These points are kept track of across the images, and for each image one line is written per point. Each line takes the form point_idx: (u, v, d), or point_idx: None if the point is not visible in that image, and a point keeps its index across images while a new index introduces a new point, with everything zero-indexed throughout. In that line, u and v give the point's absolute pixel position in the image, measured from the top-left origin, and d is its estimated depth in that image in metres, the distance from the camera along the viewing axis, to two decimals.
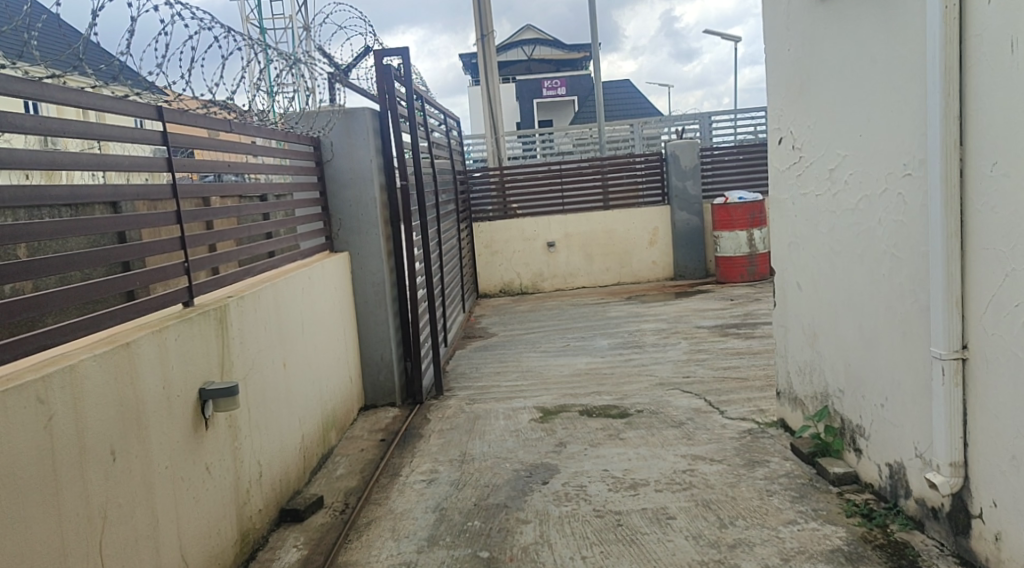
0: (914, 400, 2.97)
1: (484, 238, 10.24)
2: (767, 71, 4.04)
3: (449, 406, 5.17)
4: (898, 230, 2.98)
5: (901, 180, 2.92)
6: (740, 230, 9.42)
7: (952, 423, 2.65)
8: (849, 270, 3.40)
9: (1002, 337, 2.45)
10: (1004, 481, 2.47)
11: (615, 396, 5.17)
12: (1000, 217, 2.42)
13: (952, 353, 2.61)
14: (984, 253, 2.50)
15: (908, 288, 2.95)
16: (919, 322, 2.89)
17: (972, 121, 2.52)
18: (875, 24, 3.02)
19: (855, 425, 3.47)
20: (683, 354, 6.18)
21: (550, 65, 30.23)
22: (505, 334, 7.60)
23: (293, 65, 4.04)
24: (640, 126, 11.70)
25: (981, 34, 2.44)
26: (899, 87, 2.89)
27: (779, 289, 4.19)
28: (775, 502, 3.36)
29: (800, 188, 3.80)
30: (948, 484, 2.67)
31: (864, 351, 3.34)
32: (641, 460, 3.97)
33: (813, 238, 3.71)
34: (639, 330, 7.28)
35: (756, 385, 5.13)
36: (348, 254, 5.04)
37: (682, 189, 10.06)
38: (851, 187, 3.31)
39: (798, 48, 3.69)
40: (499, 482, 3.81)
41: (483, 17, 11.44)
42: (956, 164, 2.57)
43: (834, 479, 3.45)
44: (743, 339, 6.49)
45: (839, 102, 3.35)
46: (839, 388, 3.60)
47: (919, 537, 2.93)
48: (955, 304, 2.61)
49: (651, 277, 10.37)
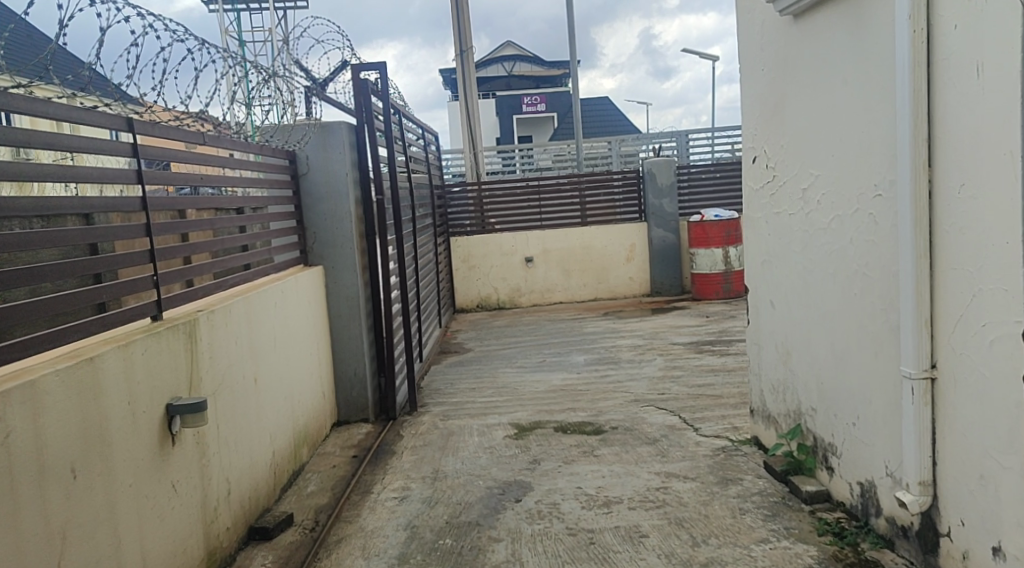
0: (885, 419, 2.99)
1: (461, 252, 10.22)
2: (742, 91, 4.07)
3: (423, 422, 5.14)
4: (870, 250, 3.00)
5: (872, 201, 2.95)
6: (715, 247, 9.50)
7: (922, 442, 2.67)
8: (821, 288, 3.42)
9: (969, 357, 2.47)
10: (971, 499, 2.50)
11: (591, 412, 5.17)
12: (968, 238, 2.45)
13: (922, 372, 2.63)
14: (952, 274, 2.52)
15: (879, 306, 2.97)
16: (890, 342, 2.91)
17: (940, 144, 2.54)
18: (847, 46, 3.06)
19: (827, 443, 3.48)
20: (658, 370, 6.19)
21: (531, 82, 30.48)
22: (481, 350, 7.57)
23: (270, 78, 4.05)
24: (618, 143, 11.85)
25: (948, 58, 2.48)
26: (870, 108, 2.92)
27: (752, 307, 4.22)
28: (747, 520, 3.37)
29: (773, 208, 3.84)
30: (918, 502, 2.69)
31: (836, 369, 3.35)
32: (615, 478, 3.96)
33: (787, 257, 3.73)
34: (616, 346, 7.30)
35: (730, 403, 5.14)
36: (323, 268, 5.00)
37: (658, 207, 10.14)
38: (823, 207, 3.34)
39: (771, 68, 3.74)
40: (471, 500, 3.78)
41: (462, 33, 11.46)
42: (925, 186, 2.59)
43: (806, 497, 3.47)
44: (718, 356, 6.53)
45: (811, 122, 3.39)
46: (811, 406, 3.61)
47: (889, 555, 2.94)
48: (925, 324, 2.63)
49: (628, 293, 10.41)
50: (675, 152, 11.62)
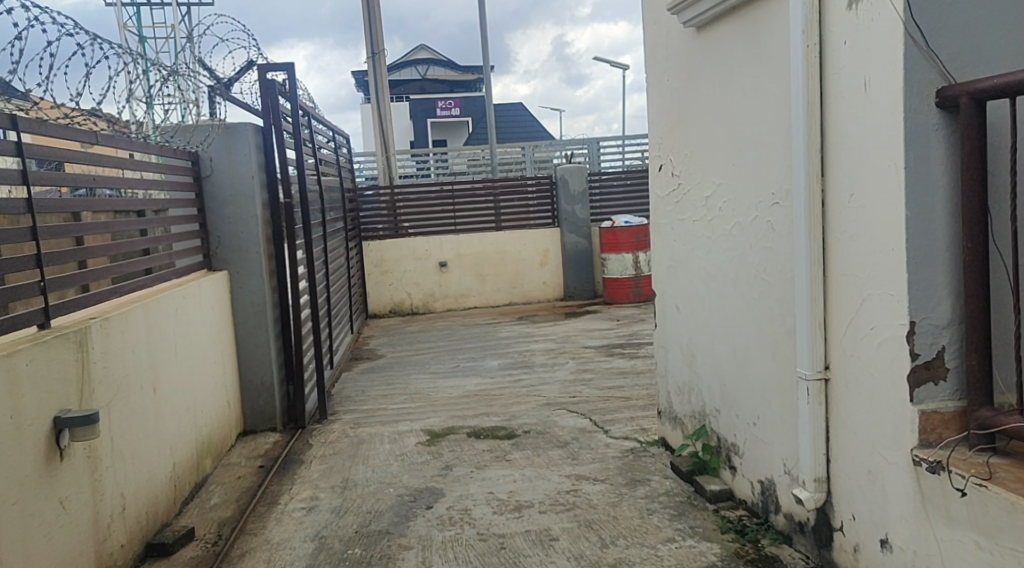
0: (783, 419, 3.10)
1: (373, 257, 10.09)
2: (648, 100, 4.17)
3: (333, 430, 5.05)
4: (768, 256, 3.11)
5: (770, 209, 3.06)
6: (626, 252, 9.69)
7: (816, 440, 2.78)
8: (724, 293, 3.52)
9: (859, 358, 2.58)
10: (861, 494, 2.62)
11: (503, 417, 5.18)
12: (857, 245, 2.57)
13: (816, 373, 2.74)
14: (843, 279, 2.64)
15: (777, 311, 3.08)
16: (787, 345, 3.02)
17: (832, 155, 2.66)
18: (746, 59, 3.17)
19: (730, 443, 3.59)
20: (570, 374, 6.26)
21: (445, 87, 30.44)
22: (393, 356, 7.50)
23: (172, 76, 3.91)
24: (532, 149, 11.94)
25: (839, 72, 2.59)
26: (768, 120, 3.03)
27: (659, 311, 4.31)
28: (654, 521, 3.44)
29: (678, 215, 3.93)
30: (813, 499, 2.80)
31: (737, 372, 3.46)
32: (526, 482, 3.98)
33: (691, 262, 3.83)
34: (529, 350, 7.34)
35: (639, 405, 5.25)
36: (227, 274, 4.86)
37: (570, 212, 10.29)
38: (725, 214, 3.44)
39: (675, 79, 3.84)
40: (382, 508, 3.73)
41: (373, 35, 11.35)
42: (818, 195, 2.70)
43: (711, 496, 3.57)
44: (628, 359, 6.65)
45: (713, 132, 3.49)
46: (715, 407, 3.72)
47: (787, 550, 3.05)
48: (819, 327, 2.74)
49: (541, 298, 10.49)
50: (586, 158, 11.80)
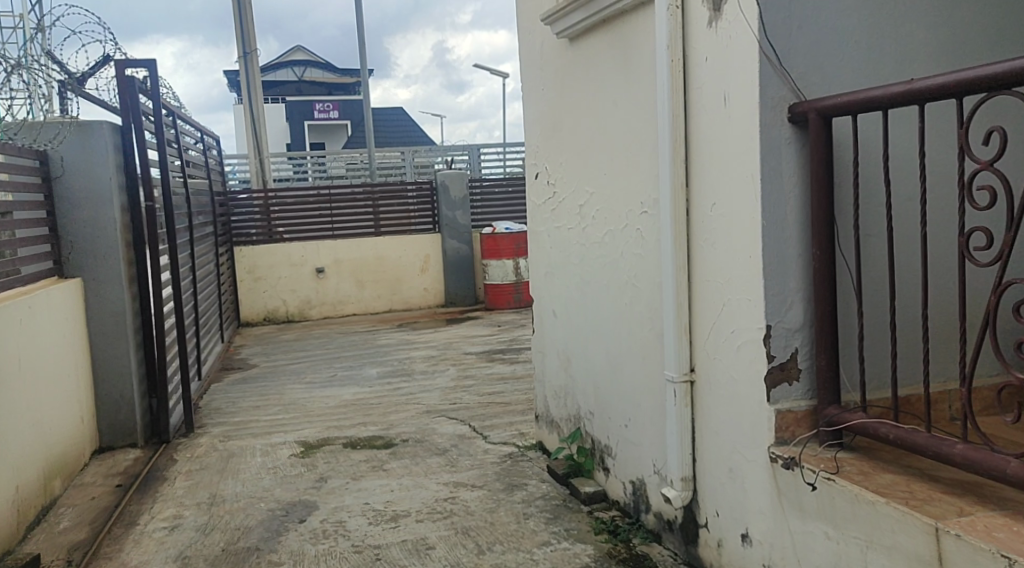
0: (652, 421, 3.19)
1: (246, 263, 9.75)
2: (524, 109, 4.22)
3: (200, 445, 4.83)
4: (638, 263, 3.20)
5: (640, 217, 3.15)
6: (507, 259, 9.78)
7: (683, 441, 2.88)
8: (598, 298, 3.60)
9: (721, 361, 2.69)
10: (723, 491, 2.73)
11: (381, 426, 5.10)
12: (718, 252, 2.67)
13: (682, 376, 2.84)
14: (706, 285, 2.74)
15: (647, 316, 3.17)
16: (656, 349, 3.12)
17: (696, 166, 2.76)
18: (615, 71, 3.26)
19: (603, 445, 3.66)
20: (450, 381, 6.24)
21: (324, 90, 29.83)
22: (267, 366, 7.26)
23: (17, 69, 3.64)
24: (412, 154, 11.89)
25: (701, 86, 2.70)
26: (637, 131, 3.12)
27: (536, 316, 4.36)
28: (530, 525, 3.46)
29: (554, 222, 3.99)
30: (680, 497, 2.89)
31: (610, 376, 3.54)
32: (403, 491, 3.93)
33: (567, 269, 3.90)
34: (409, 358, 7.28)
35: (518, 410, 5.29)
36: (82, 281, 4.57)
37: (451, 218, 10.30)
38: (598, 222, 3.52)
39: (550, 88, 3.90)
40: (251, 524, 3.59)
41: (245, 34, 10.99)
42: (683, 204, 2.80)
43: (585, 498, 3.63)
44: (508, 364, 6.70)
45: (586, 141, 3.57)
46: (589, 410, 3.79)
47: (657, 548, 3.14)
48: (684, 331, 2.83)
49: (422, 304, 10.42)
50: (467, 164, 11.82)
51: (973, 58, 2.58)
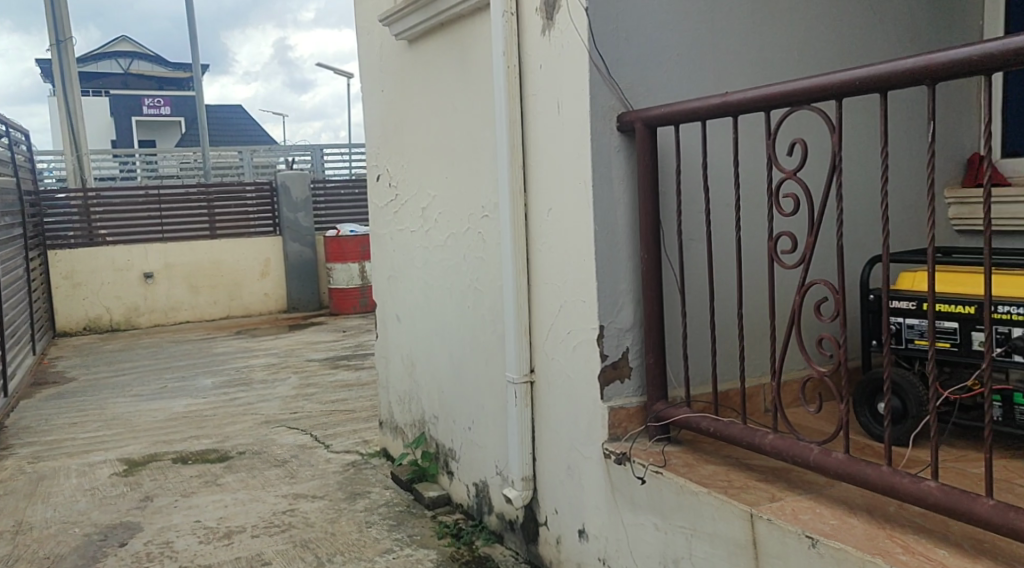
0: (494, 422, 3.22)
1: (63, 268, 9.03)
2: (364, 110, 4.15)
3: (6, 468, 4.41)
4: (480, 267, 3.22)
5: (480, 220, 3.17)
6: (352, 262, 9.61)
7: (523, 441, 2.92)
8: (441, 302, 3.59)
9: (559, 362, 2.75)
10: (562, 488, 2.79)
11: (215, 439, 4.86)
12: (555, 256, 2.73)
13: (522, 377, 2.88)
14: (545, 287, 2.80)
15: (489, 318, 3.19)
16: (497, 351, 3.15)
17: (533, 170, 2.81)
18: (454, 74, 3.26)
19: (447, 449, 3.66)
20: (291, 389, 6.04)
21: (155, 84, 28.17)
22: (87, 379, 6.75)
23: None
24: (249, 154, 11.52)
25: (536, 93, 2.75)
26: (476, 135, 3.15)
27: (379, 321, 4.30)
28: (373, 533, 3.40)
29: (397, 225, 3.95)
30: (521, 497, 2.93)
31: (454, 379, 3.54)
32: (238, 506, 3.76)
33: (410, 272, 3.87)
34: (247, 366, 6.98)
35: (363, 417, 5.19)
36: None
37: (293, 220, 9.96)
38: (440, 225, 3.51)
39: (389, 90, 3.86)
40: (64, 551, 3.32)
41: (59, 21, 10.18)
42: (521, 208, 2.84)
43: (429, 503, 3.61)
44: (353, 371, 6.57)
45: (427, 145, 3.55)
46: (433, 414, 3.77)
47: (499, 549, 3.17)
48: (524, 333, 2.88)
49: (263, 310, 10.01)
50: (309, 165, 11.52)
51: (782, 75, 2.78)
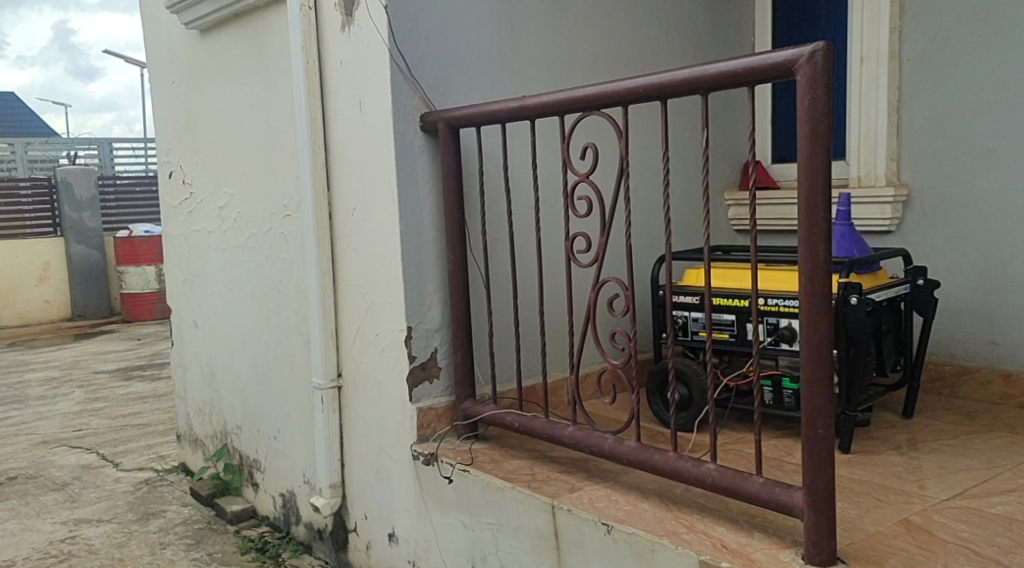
0: (301, 429, 3.11)
1: None
2: (152, 103, 3.88)
3: None
4: (283, 269, 3.10)
5: (282, 220, 3.06)
6: (147, 264, 8.97)
7: (331, 447, 2.84)
8: (241, 305, 3.41)
9: (367, 364, 2.70)
10: (371, 493, 2.74)
11: None
12: (361, 256, 2.68)
13: (329, 382, 2.80)
14: (351, 289, 2.74)
15: (293, 322, 3.08)
16: (302, 355, 3.04)
17: (336, 169, 2.74)
18: (251, 68, 3.12)
19: (251, 459, 3.49)
20: (75, 405, 5.53)
21: None
22: None
23: None
24: (23, 147, 10.43)
25: (337, 90, 2.68)
26: (275, 131, 3.02)
27: (175, 327, 4.03)
28: (167, 555, 3.18)
29: (192, 225, 3.72)
30: (329, 504, 2.85)
31: (257, 386, 3.39)
32: (8, 538, 3.39)
33: (207, 275, 3.65)
34: (22, 382, 6.31)
35: (158, 431, 4.85)
36: None
37: (76, 220, 9.13)
38: (239, 225, 3.34)
39: (180, 82, 3.62)
40: None
41: None
42: (325, 208, 2.77)
43: (231, 518, 3.44)
44: (148, 382, 6.12)
45: (223, 140, 3.37)
46: (236, 424, 3.59)
47: (307, 559, 3.07)
48: (330, 336, 2.80)
49: (42, 319, 9.09)
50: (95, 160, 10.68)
51: (577, 81, 2.90)
